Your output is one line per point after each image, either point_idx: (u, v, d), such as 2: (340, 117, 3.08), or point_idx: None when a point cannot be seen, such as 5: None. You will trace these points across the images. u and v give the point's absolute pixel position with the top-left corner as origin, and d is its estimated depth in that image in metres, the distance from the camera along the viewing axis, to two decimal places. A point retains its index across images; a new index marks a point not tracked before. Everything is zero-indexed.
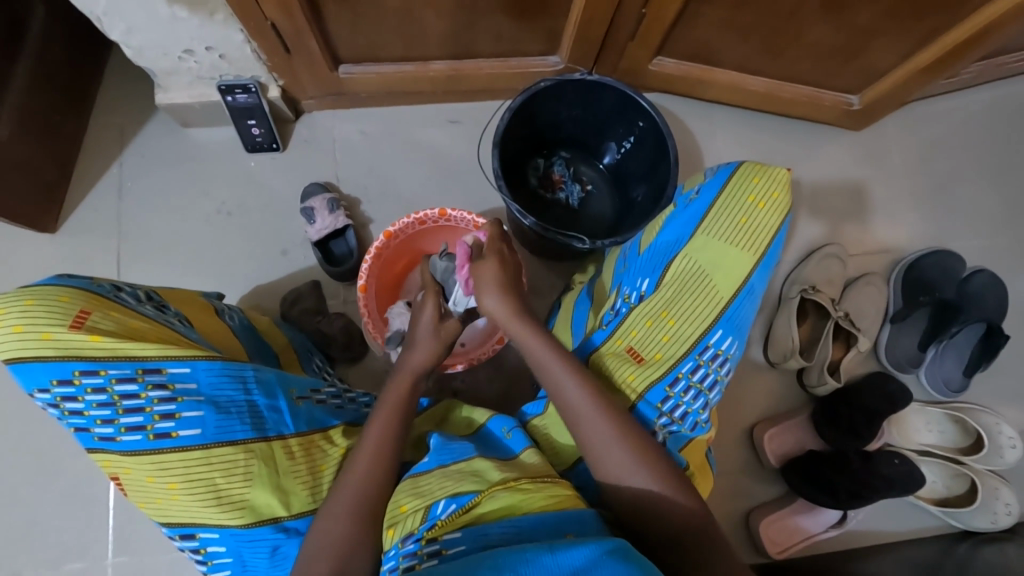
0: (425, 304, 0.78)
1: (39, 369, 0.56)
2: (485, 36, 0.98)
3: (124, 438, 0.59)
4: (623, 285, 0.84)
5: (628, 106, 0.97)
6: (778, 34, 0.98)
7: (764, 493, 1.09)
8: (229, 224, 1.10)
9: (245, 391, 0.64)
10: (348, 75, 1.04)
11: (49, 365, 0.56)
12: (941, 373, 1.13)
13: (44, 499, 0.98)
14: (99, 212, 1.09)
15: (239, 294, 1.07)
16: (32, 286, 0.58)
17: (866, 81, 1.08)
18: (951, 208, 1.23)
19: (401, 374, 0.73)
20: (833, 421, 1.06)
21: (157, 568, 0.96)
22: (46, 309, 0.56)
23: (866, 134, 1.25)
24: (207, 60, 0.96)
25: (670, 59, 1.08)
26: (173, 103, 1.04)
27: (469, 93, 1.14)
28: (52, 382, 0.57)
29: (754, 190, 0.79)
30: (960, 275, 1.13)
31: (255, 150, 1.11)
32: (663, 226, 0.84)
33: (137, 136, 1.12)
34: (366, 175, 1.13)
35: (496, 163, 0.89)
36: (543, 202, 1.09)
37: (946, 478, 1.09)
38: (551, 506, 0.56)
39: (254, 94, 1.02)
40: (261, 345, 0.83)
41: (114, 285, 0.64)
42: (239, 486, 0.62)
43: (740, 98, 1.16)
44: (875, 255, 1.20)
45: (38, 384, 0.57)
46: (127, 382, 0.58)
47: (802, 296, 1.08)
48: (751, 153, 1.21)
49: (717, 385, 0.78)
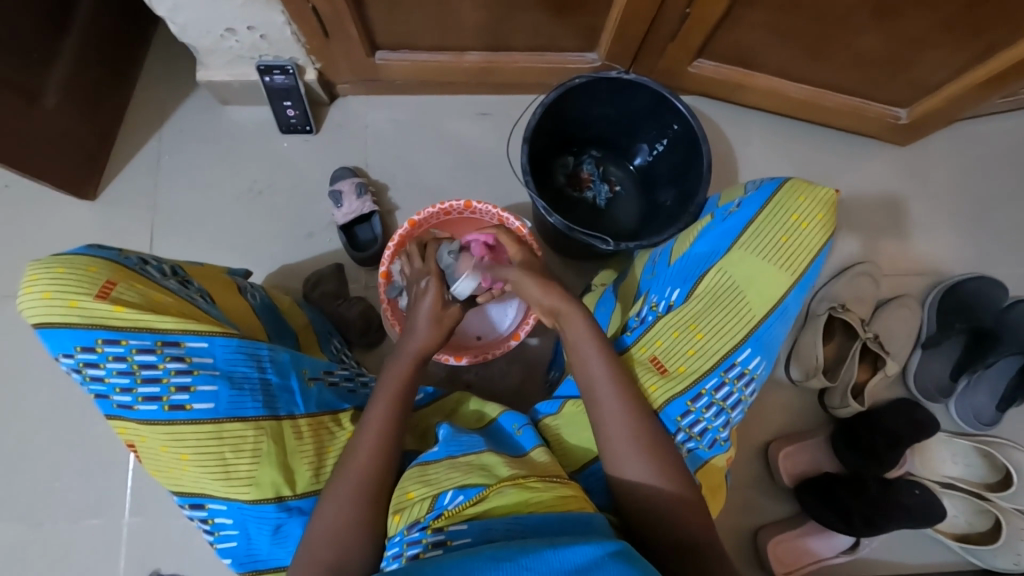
0: (427, 292, 0.75)
1: (65, 334, 0.58)
2: (522, 29, 0.97)
3: (141, 407, 0.61)
4: (651, 293, 0.83)
5: (664, 108, 0.95)
6: (827, 41, 0.94)
7: (775, 511, 1.07)
8: (259, 202, 1.12)
9: (259, 368, 0.66)
10: (383, 62, 1.04)
11: (75, 332, 0.58)
12: (973, 404, 1.08)
13: (69, 456, 1.02)
14: (136, 183, 1.12)
15: (265, 272, 1.09)
16: (61, 256, 0.60)
17: (916, 95, 1.04)
18: (997, 233, 1.17)
19: (400, 360, 0.71)
20: (853, 444, 1.02)
21: (170, 532, 0.99)
22: (74, 278, 0.58)
23: (911, 150, 1.20)
24: (248, 40, 0.97)
25: (710, 62, 1.05)
26: (212, 81, 1.06)
27: (503, 85, 1.14)
28: (76, 348, 0.59)
29: (797, 209, 0.76)
30: (1001, 304, 1.07)
31: (288, 131, 1.13)
32: (699, 235, 0.81)
33: (176, 111, 1.15)
34: (395, 163, 1.13)
35: (524, 158, 0.88)
36: (569, 200, 1.08)
37: (969, 513, 1.04)
38: (557, 506, 0.56)
39: (291, 76, 1.03)
40: (281, 324, 0.84)
41: (140, 258, 0.66)
42: (247, 462, 0.63)
43: (780, 105, 1.13)
44: (911, 276, 1.15)
45: (63, 349, 0.59)
46: (146, 353, 0.60)
47: (830, 314, 1.05)
48: (788, 164, 1.18)
49: (740, 404, 0.76)
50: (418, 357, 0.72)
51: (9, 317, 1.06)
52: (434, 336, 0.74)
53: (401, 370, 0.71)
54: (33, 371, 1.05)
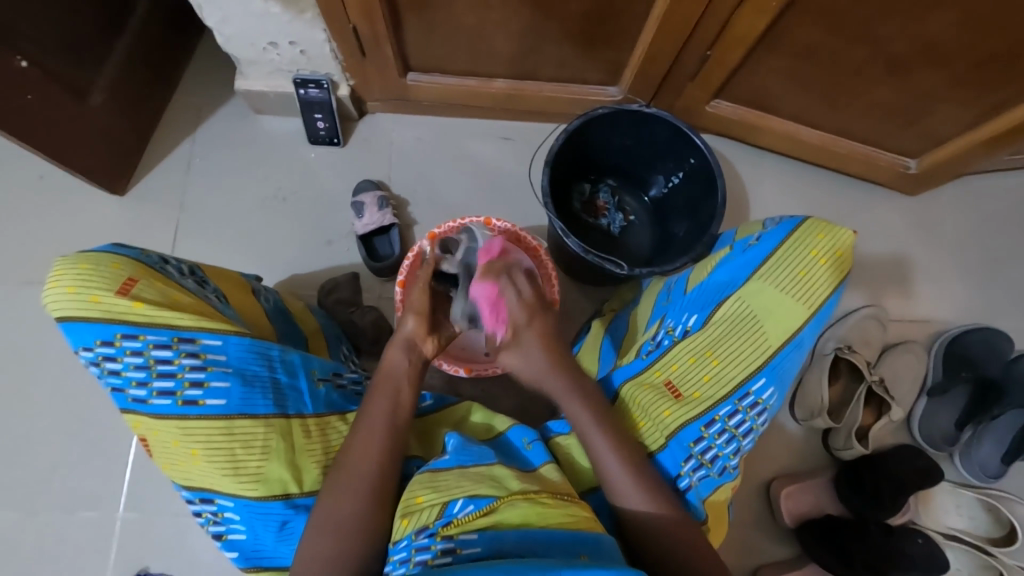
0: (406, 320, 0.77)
1: (86, 328, 0.60)
2: (550, 61, 1.02)
3: (155, 401, 0.62)
4: (667, 318, 0.85)
5: (682, 142, 0.98)
6: (841, 91, 0.98)
7: (775, 552, 1.05)
8: (282, 208, 1.15)
9: (270, 367, 0.67)
10: (415, 83, 1.09)
11: (95, 326, 0.60)
12: (978, 457, 1.08)
13: (71, 445, 1.02)
14: (165, 181, 1.16)
15: (282, 276, 1.11)
16: (87, 253, 0.62)
17: (925, 147, 1.07)
18: (1003, 286, 1.19)
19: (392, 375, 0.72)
20: (857, 487, 1.01)
21: (163, 530, 0.98)
22: (98, 274, 0.60)
23: (919, 201, 1.23)
24: (288, 54, 1.02)
25: (727, 102, 1.09)
26: (249, 90, 1.10)
27: (526, 113, 1.18)
28: (96, 342, 0.60)
29: (817, 245, 0.77)
30: (1007, 356, 1.08)
31: (316, 142, 1.17)
32: (717, 265, 0.84)
33: (212, 117, 1.19)
34: (417, 179, 1.17)
35: (545, 181, 0.91)
36: (584, 225, 1.10)
37: (974, 570, 1.02)
38: (567, 524, 0.57)
39: (325, 90, 1.08)
40: (291, 328, 0.85)
41: (161, 257, 0.68)
42: (257, 459, 0.63)
43: (793, 149, 1.16)
44: (917, 323, 1.16)
45: (83, 343, 0.61)
46: (162, 348, 0.61)
47: (837, 354, 1.05)
48: (799, 205, 1.20)
49: (752, 433, 0.76)
50: (408, 342, 0.75)
51: (29, 303, 1.08)
52: (421, 315, 0.76)
53: (393, 362, 0.72)
54: (46, 358, 1.06)
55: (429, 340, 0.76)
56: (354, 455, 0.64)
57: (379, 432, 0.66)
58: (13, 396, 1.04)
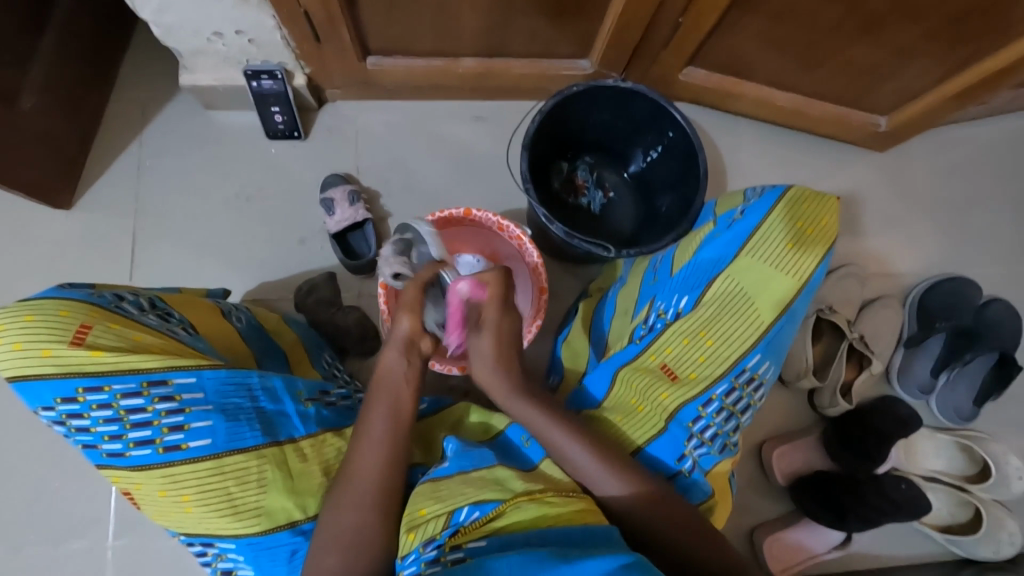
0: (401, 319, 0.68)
1: (42, 387, 0.56)
2: (518, 36, 0.97)
3: (133, 453, 0.58)
4: (657, 300, 0.84)
5: (659, 115, 0.96)
6: (812, 52, 0.97)
7: (770, 511, 1.09)
8: (246, 210, 1.08)
9: (251, 397, 0.64)
10: (376, 67, 1.02)
11: (52, 383, 0.56)
12: (953, 400, 1.12)
13: (46, 477, 0.97)
14: (115, 190, 1.08)
15: (254, 282, 1.06)
16: (29, 302, 0.57)
17: (896, 103, 1.07)
18: (970, 235, 1.22)
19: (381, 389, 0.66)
20: (845, 442, 1.04)
21: (157, 555, 0.95)
22: (45, 325, 0.55)
23: (888, 156, 1.24)
24: (236, 43, 0.95)
25: (700, 69, 1.07)
26: (197, 85, 1.02)
27: (496, 91, 1.13)
28: (57, 400, 0.56)
29: (802, 217, 0.78)
30: (976, 303, 1.12)
31: (276, 136, 1.10)
32: (702, 244, 0.83)
33: (158, 116, 1.11)
34: (387, 169, 1.12)
35: (524, 165, 0.88)
36: (565, 206, 1.08)
37: (951, 505, 1.08)
38: (576, 520, 0.56)
39: (280, 80, 1.01)
40: (269, 345, 0.80)
41: (116, 293, 0.63)
42: (253, 494, 0.61)
43: (768, 112, 1.15)
44: (892, 278, 1.19)
45: (42, 403, 0.57)
46: (132, 397, 0.57)
47: (818, 315, 1.07)
48: (775, 169, 1.20)
49: (750, 409, 0.77)
50: (406, 342, 0.68)
51: None
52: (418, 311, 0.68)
53: (391, 367, 0.67)
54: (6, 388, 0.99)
55: (427, 336, 0.69)
56: (350, 468, 0.62)
57: (378, 442, 0.63)
58: None
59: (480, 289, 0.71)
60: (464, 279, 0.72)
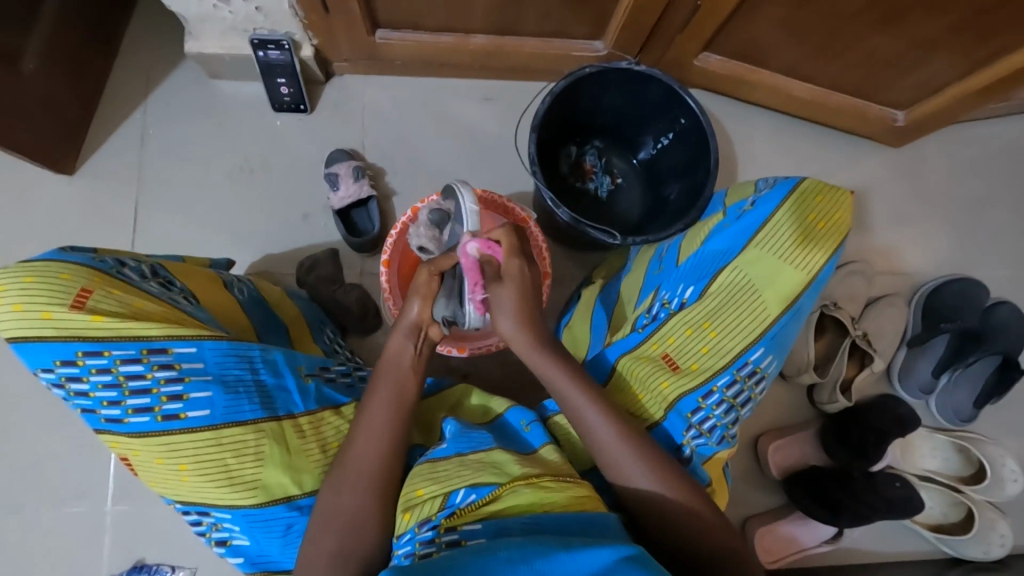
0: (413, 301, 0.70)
1: (41, 349, 0.55)
2: (531, 13, 0.95)
3: (131, 420, 0.58)
4: (662, 289, 0.83)
5: (673, 101, 0.94)
6: (835, 40, 0.94)
7: (762, 503, 1.09)
8: (249, 182, 1.07)
9: (253, 370, 0.63)
10: (385, 40, 1.00)
11: (52, 346, 0.55)
12: (953, 401, 1.12)
13: (45, 441, 0.98)
14: (117, 158, 1.06)
15: (256, 256, 1.06)
16: (31, 263, 0.56)
17: (915, 97, 1.05)
18: (981, 235, 1.21)
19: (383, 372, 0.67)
20: (842, 439, 1.04)
21: (155, 521, 0.96)
22: (46, 287, 0.55)
23: (903, 152, 1.22)
24: (243, 11, 0.93)
25: (716, 56, 1.04)
26: (202, 53, 1.00)
27: (506, 70, 1.11)
28: (56, 363, 0.56)
29: (815, 209, 0.76)
30: (983, 305, 1.10)
31: (281, 109, 1.08)
32: (710, 235, 0.82)
33: (163, 84, 1.09)
34: (392, 146, 1.10)
35: (533, 147, 0.86)
36: (572, 190, 1.06)
37: (944, 504, 1.09)
38: (573, 506, 0.55)
39: (287, 51, 0.98)
40: (272, 319, 0.80)
41: (118, 259, 0.62)
42: (251, 466, 0.61)
43: (784, 103, 1.13)
44: (900, 276, 1.18)
45: (41, 364, 0.56)
46: (131, 363, 0.57)
47: (822, 311, 1.05)
48: (787, 161, 1.18)
49: (750, 402, 0.77)
50: (414, 327, 0.69)
51: None
52: (429, 298, 0.69)
53: (396, 351, 0.69)
54: (7, 353, 1.00)
55: (436, 323, 0.70)
56: (347, 447, 0.62)
57: (375, 423, 0.63)
58: None
59: (492, 245, 0.72)
60: (473, 239, 0.72)
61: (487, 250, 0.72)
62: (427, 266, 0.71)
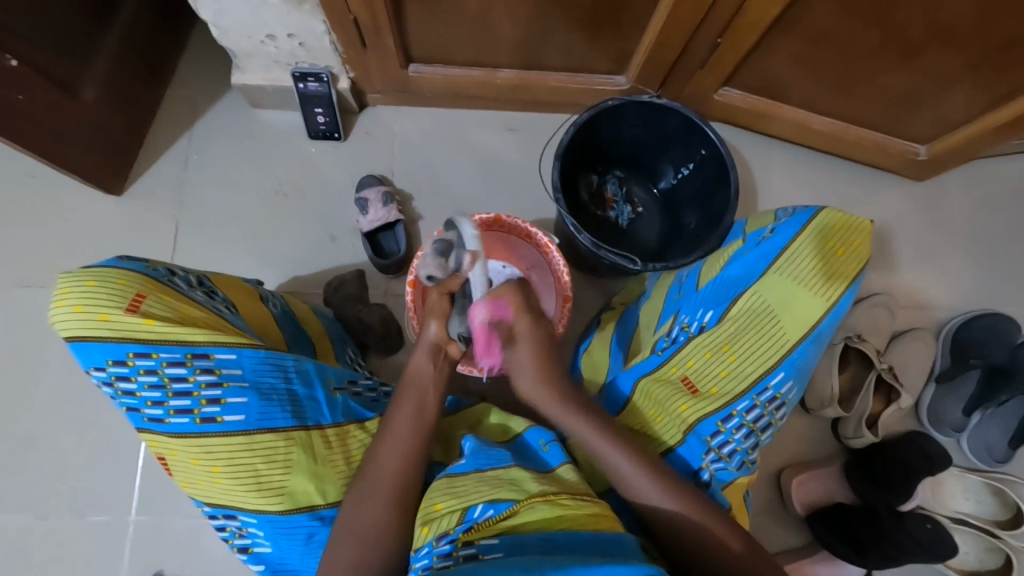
0: (432, 320, 0.73)
1: (96, 348, 0.59)
2: (556, 50, 0.99)
3: (173, 420, 0.61)
4: (681, 313, 0.84)
5: (693, 133, 0.97)
6: (853, 75, 0.96)
7: (785, 540, 1.06)
8: (283, 205, 1.12)
9: (286, 379, 0.66)
10: (417, 74, 1.06)
11: (106, 346, 0.59)
12: (985, 440, 1.08)
13: (77, 448, 1.01)
14: (162, 179, 1.13)
15: (286, 274, 1.10)
16: (92, 268, 0.61)
17: (936, 132, 1.06)
18: (1009, 270, 1.19)
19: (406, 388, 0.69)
20: (868, 474, 1.02)
21: (175, 533, 0.98)
22: (105, 291, 0.58)
23: (925, 186, 1.22)
24: (286, 46, 0.99)
25: (736, 90, 1.07)
26: (247, 84, 1.07)
27: (530, 103, 1.15)
28: (108, 362, 0.59)
29: (834, 238, 0.77)
30: (1014, 341, 1.08)
31: (316, 137, 1.14)
32: (729, 260, 0.83)
33: (208, 112, 1.16)
34: (419, 173, 1.15)
35: (556, 174, 0.89)
36: (593, 218, 1.08)
37: (979, 550, 1.03)
38: (589, 525, 0.55)
39: (325, 83, 1.05)
40: (300, 333, 0.83)
41: (168, 268, 0.66)
42: (279, 472, 0.63)
43: (803, 136, 1.15)
44: (925, 311, 1.16)
45: (95, 363, 0.60)
46: (176, 366, 0.60)
47: (846, 343, 1.04)
48: (807, 192, 1.19)
49: (770, 428, 0.76)
50: (434, 346, 0.72)
51: (28, 308, 1.06)
52: (444, 317, 0.73)
53: (419, 368, 0.70)
54: (48, 361, 1.04)
55: (453, 342, 0.73)
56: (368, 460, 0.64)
57: (395, 437, 0.65)
58: (14, 401, 1.02)
59: (501, 308, 0.72)
60: (481, 303, 0.72)
61: (497, 312, 0.72)
62: (437, 287, 0.75)
